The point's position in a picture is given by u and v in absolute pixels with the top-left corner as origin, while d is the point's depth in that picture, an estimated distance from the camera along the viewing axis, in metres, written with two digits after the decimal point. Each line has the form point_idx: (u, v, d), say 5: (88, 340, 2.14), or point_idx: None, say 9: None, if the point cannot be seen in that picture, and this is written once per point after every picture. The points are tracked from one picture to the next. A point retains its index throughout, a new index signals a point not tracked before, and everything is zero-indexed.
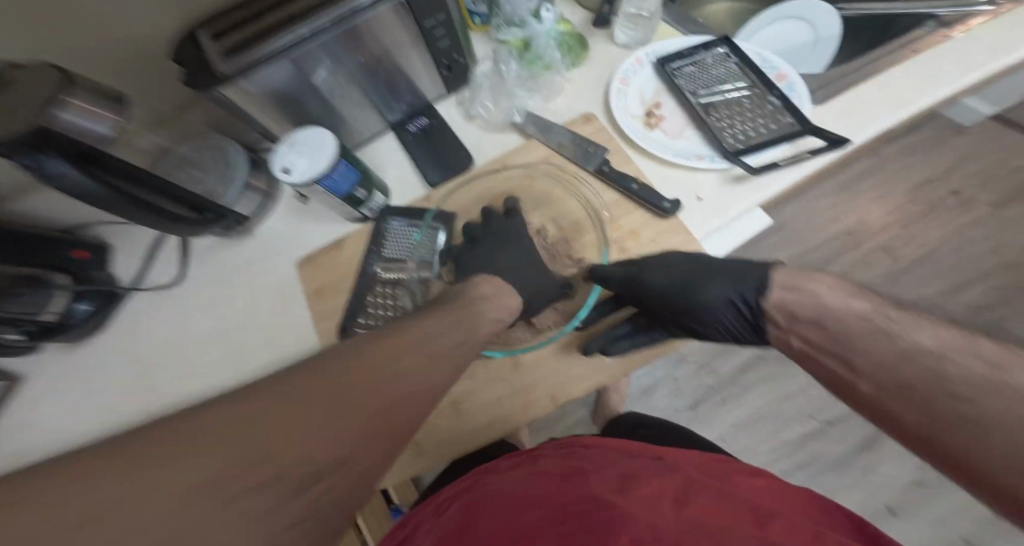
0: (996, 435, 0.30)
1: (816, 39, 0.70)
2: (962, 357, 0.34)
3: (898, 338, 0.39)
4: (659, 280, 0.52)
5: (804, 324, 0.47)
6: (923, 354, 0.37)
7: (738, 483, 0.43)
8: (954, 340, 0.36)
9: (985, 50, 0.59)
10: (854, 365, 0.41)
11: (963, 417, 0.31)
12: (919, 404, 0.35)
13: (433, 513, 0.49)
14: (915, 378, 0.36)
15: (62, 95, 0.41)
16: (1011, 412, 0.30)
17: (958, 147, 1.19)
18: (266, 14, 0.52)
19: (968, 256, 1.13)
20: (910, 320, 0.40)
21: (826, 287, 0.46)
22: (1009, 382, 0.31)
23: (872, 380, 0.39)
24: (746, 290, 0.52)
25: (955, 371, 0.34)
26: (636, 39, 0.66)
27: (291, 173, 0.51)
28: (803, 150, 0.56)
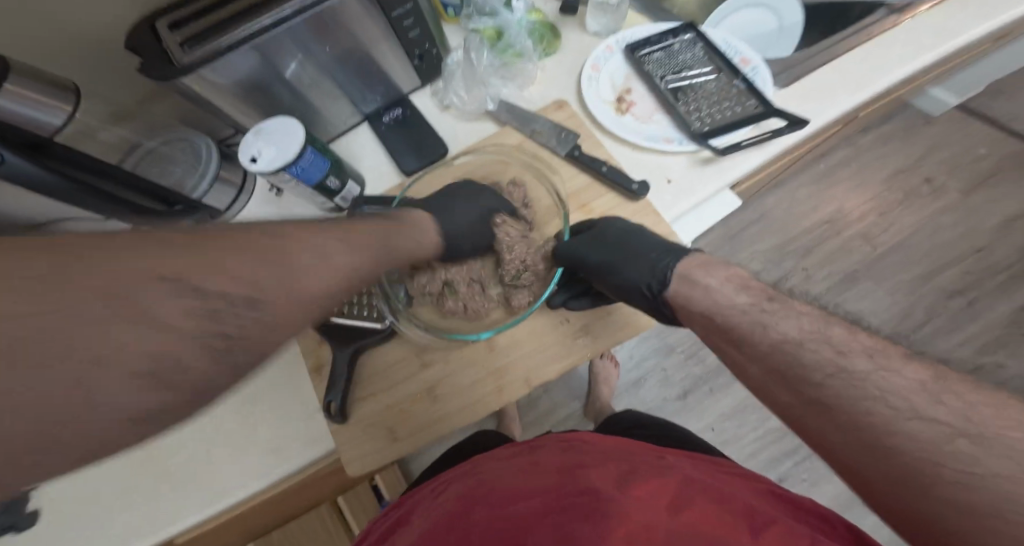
0: (843, 416, 0.35)
1: (781, 25, 0.72)
2: (820, 344, 0.38)
3: (770, 330, 0.42)
4: (593, 256, 0.53)
5: (697, 315, 0.48)
6: (794, 338, 0.40)
7: (732, 481, 0.44)
8: (812, 328, 0.40)
9: (930, 35, 0.60)
10: (745, 351, 0.43)
11: (822, 404, 0.37)
12: (793, 387, 0.39)
13: (427, 495, 0.50)
14: (787, 367, 0.40)
15: (2, 83, 0.41)
16: (852, 396, 0.35)
17: (929, 136, 1.22)
18: (228, 5, 0.51)
19: (942, 242, 1.15)
20: (783, 310, 0.43)
21: (717, 282, 0.47)
22: (855, 370, 0.36)
23: (762, 365, 0.42)
24: (668, 273, 0.50)
25: (810, 357, 0.38)
26: (607, 27, 0.66)
27: (259, 161, 0.51)
28: (766, 131, 0.57)
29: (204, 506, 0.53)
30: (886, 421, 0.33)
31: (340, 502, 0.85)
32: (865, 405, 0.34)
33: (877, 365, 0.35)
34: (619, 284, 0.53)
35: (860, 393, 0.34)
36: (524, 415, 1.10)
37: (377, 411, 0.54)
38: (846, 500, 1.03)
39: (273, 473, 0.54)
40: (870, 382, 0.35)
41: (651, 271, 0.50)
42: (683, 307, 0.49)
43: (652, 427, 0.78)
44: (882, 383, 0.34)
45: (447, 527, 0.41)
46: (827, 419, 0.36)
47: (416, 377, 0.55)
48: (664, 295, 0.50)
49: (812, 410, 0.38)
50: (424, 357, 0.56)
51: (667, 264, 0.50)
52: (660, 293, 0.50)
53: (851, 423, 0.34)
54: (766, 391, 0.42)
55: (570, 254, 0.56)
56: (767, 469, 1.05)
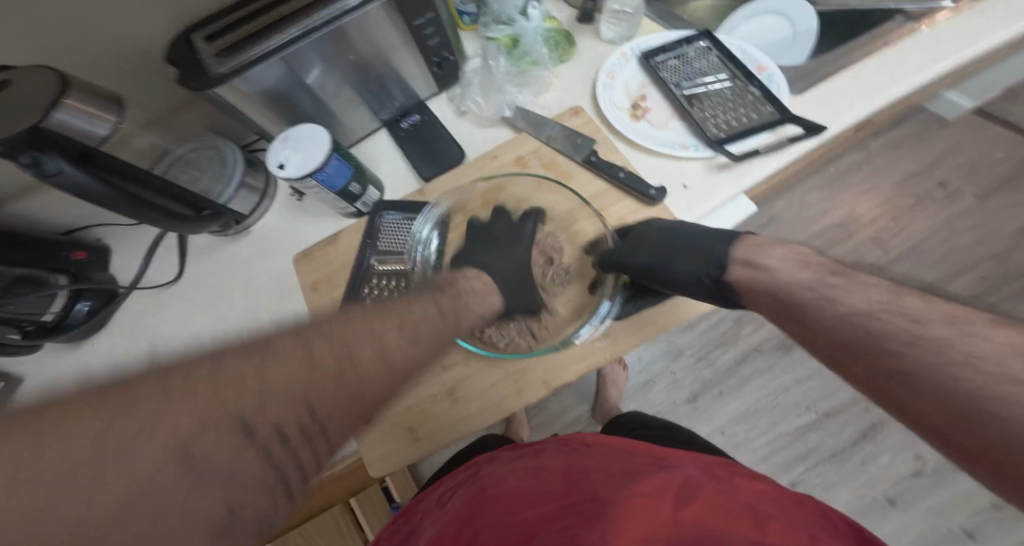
0: (923, 382, 0.34)
1: (796, 33, 0.72)
2: (892, 312, 0.38)
3: (836, 303, 0.42)
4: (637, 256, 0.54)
5: (760, 294, 0.48)
6: (864, 308, 0.40)
7: (739, 484, 0.44)
8: (883, 298, 0.40)
9: (952, 41, 0.61)
10: (811, 326, 0.44)
11: (897, 370, 0.36)
12: (865, 357, 0.39)
13: (433, 506, 0.50)
14: (856, 336, 0.40)
15: (62, 98, 0.42)
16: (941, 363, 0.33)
17: (943, 140, 1.22)
18: (260, 17, 0.53)
19: (956, 246, 1.15)
20: (851, 284, 0.42)
21: (777, 263, 0.47)
22: (933, 335, 0.35)
23: (829, 339, 0.43)
24: (725, 258, 0.51)
25: (881, 326, 0.38)
26: (622, 36, 0.67)
27: (286, 168, 0.53)
28: (783, 138, 0.58)
29: None
30: (975, 389, 0.31)
31: (352, 504, 0.86)
32: (951, 371, 0.33)
33: (959, 332, 0.34)
34: (672, 277, 0.53)
35: (944, 358, 0.33)
36: (533, 418, 1.11)
37: (398, 411, 0.55)
38: (860, 508, 1.02)
39: None
40: (953, 348, 0.33)
41: (706, 260, 0.52)
42: (746, 289, 0.50)
43: (657, 426, 0.79)
44: (968, 347, 0.33)
45: (459, 530, 0.42)
46: (906, 385, 0.35)
47: (436, 379, 0.56)
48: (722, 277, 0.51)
49: (889, 378, 0.37)
50: (444, 360, 0.57)
51: (721, 250, 0.51)
52: (719, 277, 0.51)
53: (936, 391, 0.33)
54: (838, 362, 0.42)
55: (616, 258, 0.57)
56: (778, 473, 1.05)
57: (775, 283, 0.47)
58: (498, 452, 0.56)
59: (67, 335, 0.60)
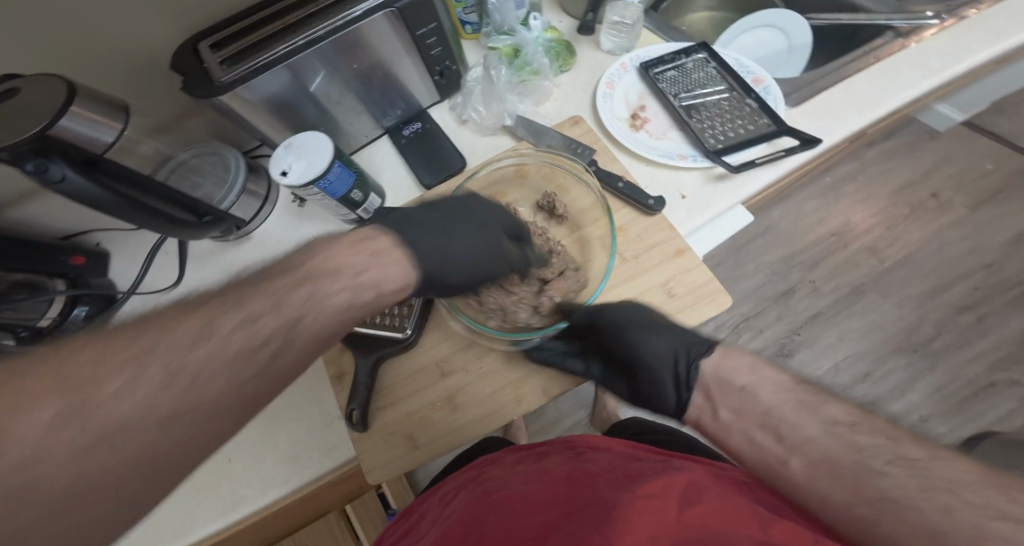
0: (915, 515, 0.34)
1: (790, 47, 0.74)
2: (870, 430, 0.41)
3: (817, 411, 0.44)
4: (616, 318, 0.55)
5: (733, 393, 0.49)
6: (844, 420, 0.42)
7: (739, 483, 0.44)
8: (842, 404, 0.44)
9: (939, 57, 0.62)
10: (783, 440, 0.43)
11: (884, 496, 0.36)
12: (846, 482, 0.38)
13: (435, 506, 0.50)
14: (837, 455, 0.40)
15: (68, 105, 0.44)
16: (918, 487, 0.36)
17: (935, 151, 1.24)
18: (265, 26, 0.54)
19: (949, 256, 1.16)
20: (824, 395, 0.46)
21: (762, 362, 0.50)
22: (913, 459, 0.38)
23: (804, 457, 0.41)
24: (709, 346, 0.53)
25: (863, 443, 0.40)
26: (621, 46, 0.68)
27: (289, 175, 0.53)
28: (779, 150, 0.59)
29: (227, 508, 0.54)
30: (971, 524, 0.32)
31: (349, 509, 0.85)
32: (941, 500, 0.34)
33: (929, 454, 0.38)
34: (646, 352, 0.54)
35: (929, 484, 0.36)
36: (531, 425, 1.11)
37: (398, 418, 0.56)
38: None
39: (292, 481, 0.55)
40: (935, 472, 0.36)
41: (685, 344, 0.54)
42: (721, 384, 0.50)
43: (660, 431, 0.80)
44: (946, 474, 0.36)
45: (465, 528, 0.41)
46: (894, 519, 0.35)
47: (437, 386, 0.56)
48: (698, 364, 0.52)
49: (874, 509, 0.36)
50: (444, 367, 0.57)
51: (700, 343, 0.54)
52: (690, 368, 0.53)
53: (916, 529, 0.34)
54: (806, 489, 0.40)
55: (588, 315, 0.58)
56: None
57: (756, 390, 0.47)
58: (498, 455, 0.56)
59: (64, 341, 0.59)
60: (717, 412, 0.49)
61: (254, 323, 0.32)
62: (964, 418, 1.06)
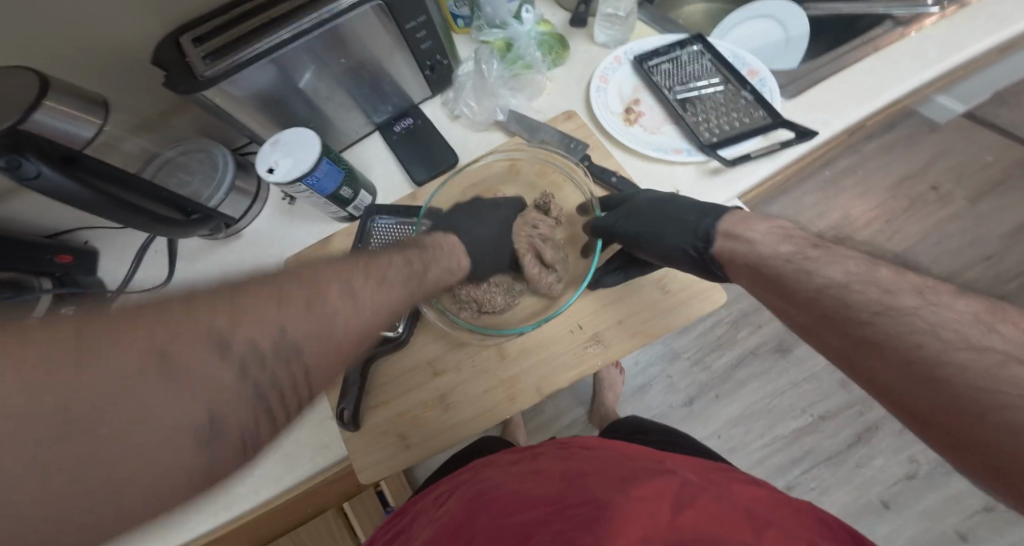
0: (956, 381, 0.31)
1: (787, 38, 0.72)
2: (866, 284, 0.38)
3: (814, 275, 0.41)
4: (630, 228, 0.53)
5: (739, 266, 0.47)
6: (839, 282, 0.39)
7: (733, 488, 0.43)
8: (859, 271, 0.39)
9: (937, 46, 0.61)
10: (814, 306, 0.41)
11: (928, 376, 0.32)
12: (917, 380, 0.33)
13: (429, 507, 0.50)
14: (880, 337, 0.35)
15: (42, 99, 0.44)
16: (903, 330, 0.34)
17: (935, 144, 1.23)
18: (250, 20, 0.53)
19: (949, 249, 1.15)
20: (824, 256, 0.42)
21: (761, 230, 0.46)
22: (902, 306, 0.35)
23: (838, 333, 0.39)
24: (710, 231, 0.49)
25: (886, 320, 0.36)
26: (615, 39, 0.67)
27: (275, 173, 0.52)
28: (775, 143, 0.58)
29: (217, 509, 0.53)
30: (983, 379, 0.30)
31: (346, 509, 0.85)
32: (958, 354, 0.31)
33: (925, 301, 0.35)
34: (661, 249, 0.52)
35: (906, 327, 0.34)
36: (529, 422, 1.10)
37: (391, 417, 0.55)
38: (854, 510, 1.02)
39: (284, 481, 0.54)
40: (918, 317, 0.34)
41: (693, 232, 0.50)
42: (727, 263, 0.48)
43: (653, 433, 0.79)
44: (931, 317, 0.34)
45: (456, 530, 0.41)
46: (930, 391, 0.32)
47: (428, 386, 0.56)
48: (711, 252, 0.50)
49: (912, 382, 0.33)
50: (436, 367, 0.56)
51: (707, 223, 0.50)
52: (706, 250, 0.50)
53: (948, 394, 0.31)
54: (849, 361, 0.39)
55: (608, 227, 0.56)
56: (774, 476, 1.05)
57: (758, 256, 0.45)
58: (494, 456, 0.56)
59: None
60: (741, 281, 0.49)
61: (282, 322, 0.29)
62: None
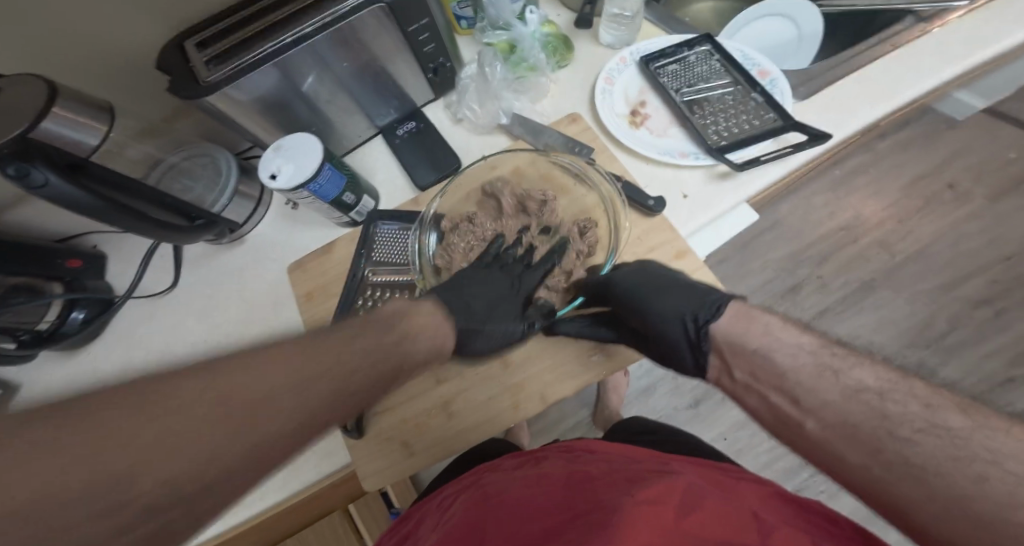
0: (945, 480, 0.32)
1: (800, 35, 0.71)
2: (903, 396, 0.37)
3: (841, 376, 0.40)
4: (627, 282, 0.52)
5: (750, 355, 0.45)
6: (872, 387, 0.38)
7: (743, 491, 0.42)
8: (890, 378, 0.39)
9: (961, 43, 0.59)
10: (802, 404, 0.41)
11: (907, 463, 0.34)
12: (868, 447, 0.36)
13: (433, 513, 0.49)
14: (860, 420, 0.37)
15: (51, 107, 0.43)
16: (951, 456, 0.32)
17: (951, 142, 1.20)
18: (252, 23, 0.53)
19: (965, 250, 1.12)
20: (851, 357, 0.41)
21: (777, 323, 0.45)
22: (951, 427, 0.34)
23: (820, 419, 0.40)
24: (721, 305, 0.48)
25: (892, 411, 0.36)
26: (621, 40, 0.66)
27: (278, 179, 0.52)
28: (786, 146, 0.56)
29: (224, 513, 0.53)
30: (1007, 492, 0.29)
31: (351, 510, 0.85)
32: (973, 467, 0.31)
33: (970, 422, 0.34)
34: (652, 317, 0.50)
35: (960, 453, 0.32)
36: (533, 424, 1.10)
37: (394, 424, 0.55)
38: (865, 516, 1.01)
39: (288, 487, 0.54)
40: (975, 442, 0.32)
41: (697, 302, 0.49)
42: (740, 349, 0.46)
43: (660, 432, 0.78)
44: (988, 443, 0.32)
45: (464, 533, 0.40)
46: (912, 484, 0.33)
47: (431, 393, 0.55)
48: (709, 328, 0.48)
49: (892, 474, 0.35)
50: (438, 374, 0.56)
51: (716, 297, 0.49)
52: (704, 325, 0.48)
53: (941, 489, 0.32)
54: (829, 451, 0.39)
55: (602, 281, 0.54)
56: (782, 480, 1.03)
57: (772, 350, 0.44)
58: (499, 461, 0.55)
59: (64, 343, 0.60)
60: (737, 373, 0.47)
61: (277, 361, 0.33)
62: None
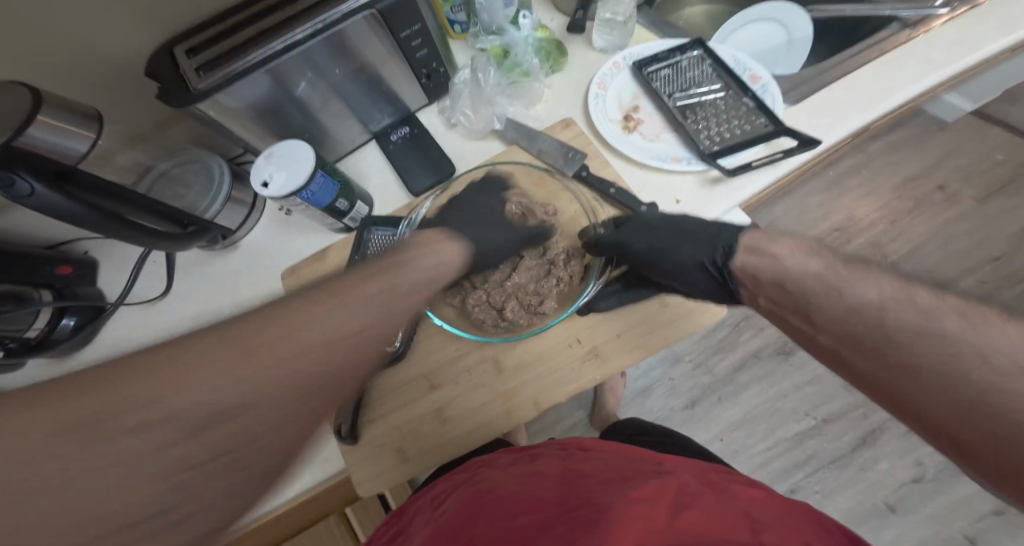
0: (931, 380, 0.33)
1: (790, 39, 0.71)
2: (905, 306, 0.36)
3: (846, 293, 0.40)
4: (642, 244, 0.52)
5: (766, 284, 0.48)
6: (875, 300, 0.38)
7: (733, 490, 0.42)
8: (895, 290, 0.38)
9: (945, 49, 0.60)
10: (813, 318, 0.43)
11: (905, 365, 0.35)
12: (869, 354, 0.38)
13: (426, 507, 0.49)
14: (863, 332, 0.38)
15: (34, 114, 0.42)
16: (942, 353, 0.33)
17: (942, 143, 1.20)
18: (243, 29, 0.53)
19: (955, 250, 1.13)
20: (859, 273, 0.41)
21: (786, 249, 0.46)
22: (945, 332, 0.33)
23: (831, 333, 0.42)
24: (731, 245, 0.50)
25: (894, 320, 0.36)
26: (614, 44, 0.66)
27: (270, 186, 0.52)
28: (777, 151, 0.57)
29: None
30: (989, 382, 0.30)
31: (347, 514, 0.85)
32: (965, 365, 0.31)
33: (969, 325, 0.33)
34: (676, 268, 0.52)
35: (952, 351, 0.32)
36: (530, 426, 1.10)
37: (388, 430, 0.55)
38: (858, 514, 1.01)
39: (282, 493, 0.54)
40: (967, 341, 0.32)
41: (710, 246, 0.51)
42: (750, 278, 0.49)
43: (653, 434, 0.78)
44: (980, 343, 0.32)
45: (456, 530, 0.40)
46: (909, 380, 0.35)
47: (425, 400, 0.55)
48: (729, 267, 0.51)
49: (891, 372, 0.36)
50: (433, 380, 0.56)
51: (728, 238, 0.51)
52: (725, 264, 0.51)
53: (942, 392, 0.32)
54: (840, 359, 0.41)
55: (616, 242, 0.54)
56: (777, 480, 1.04)
57: (785, 272, 0.45)
58: (492, 455, 0.54)
59: (53, 350, 0.60)
60: (759, 303, 0.50)
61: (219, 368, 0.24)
62: None
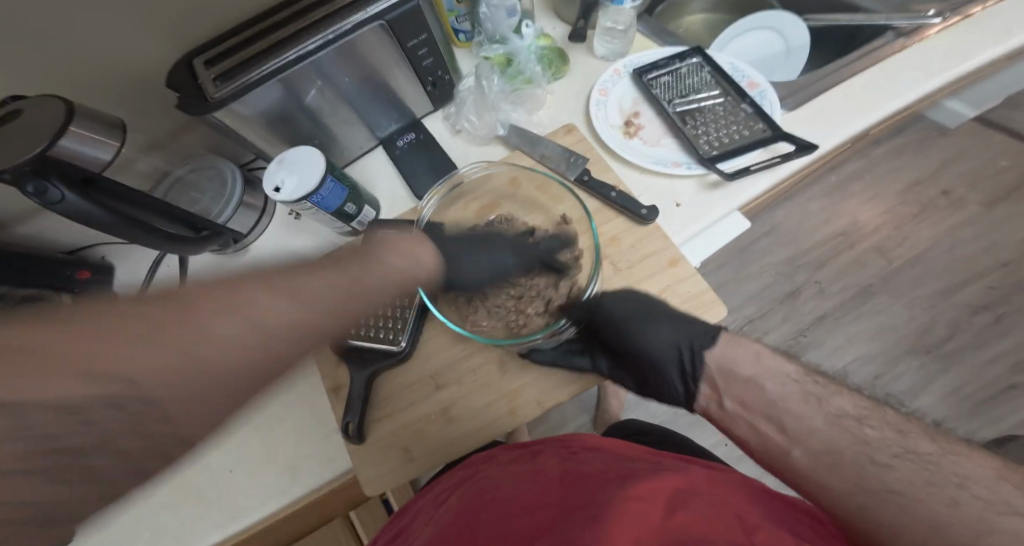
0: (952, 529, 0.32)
1: (788, 47, 0.73)
2: (880, 423, 0.40)
3: (825, 402, 0.44)
4: (620, 310, 0.55)
5: (739, 383, 0.50)
6: (852, 413, 0.42)
7: (735, 484, 0.43)
8: (866, 407, 0.43)
9: (942, 57, 0.61)
10: (787, 430, 0.44)
11: (887, 488, 0.36)
12: (848, 474, 0.39)
13: (429, 504, 0.49)
14: (842, 445, 0.40)
15: (68, 126, 0.44)
16: (925, 479, 0.35)
17: (945, 148, 1.21)
18: (256, 41, 0.55)
19: (962, 255, 1.14)
20: (832, 387, 0.45)
21: (766, 352, 0.50)
22: (925, 453, 0.37)
23: (805, 448, 0.42)
24: (714, 334, 0.53)
25: (872, 435, 0.40)
26: (615, 52, 0.68)
27: (281, 191, 0.54)
28: (775, 155, 0.58)
29: (228, 514, 0.54)
30: (979, 514, 0.32)
31: (353, 516, 0.85)
32: (949, 492, 0.34)
33: (945, 450, 0.37)
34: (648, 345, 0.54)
35: (939, 479, 0.35)
36: (535, 430, 1.11)
37: (395, 429, 0.56)
38: None
39: (290, 493, 0.55)
40: (945, 467, 0.36)
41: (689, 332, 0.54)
42: (723, 373, 0.51)
43: (654, 434, 0.79)
44: (958, 469, 0.35)
45: (458, 529, 0.40)
46: (895, 507, 0.35)
47: (432, 398, 0.57)
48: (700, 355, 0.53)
49: (875, 499, 0.36)
50: (438, 379, 0.57)
51: (707, 330, 0.54)
52: (697, 351, 0.53)
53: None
54: (806, 481, 0.41)
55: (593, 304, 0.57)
56: (786, 485, 1.04)
57: (763, 379, 0.48)
58: (494, 451, 0.55)
59: None
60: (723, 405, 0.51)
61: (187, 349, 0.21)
62: (984, 419, 1.04)
